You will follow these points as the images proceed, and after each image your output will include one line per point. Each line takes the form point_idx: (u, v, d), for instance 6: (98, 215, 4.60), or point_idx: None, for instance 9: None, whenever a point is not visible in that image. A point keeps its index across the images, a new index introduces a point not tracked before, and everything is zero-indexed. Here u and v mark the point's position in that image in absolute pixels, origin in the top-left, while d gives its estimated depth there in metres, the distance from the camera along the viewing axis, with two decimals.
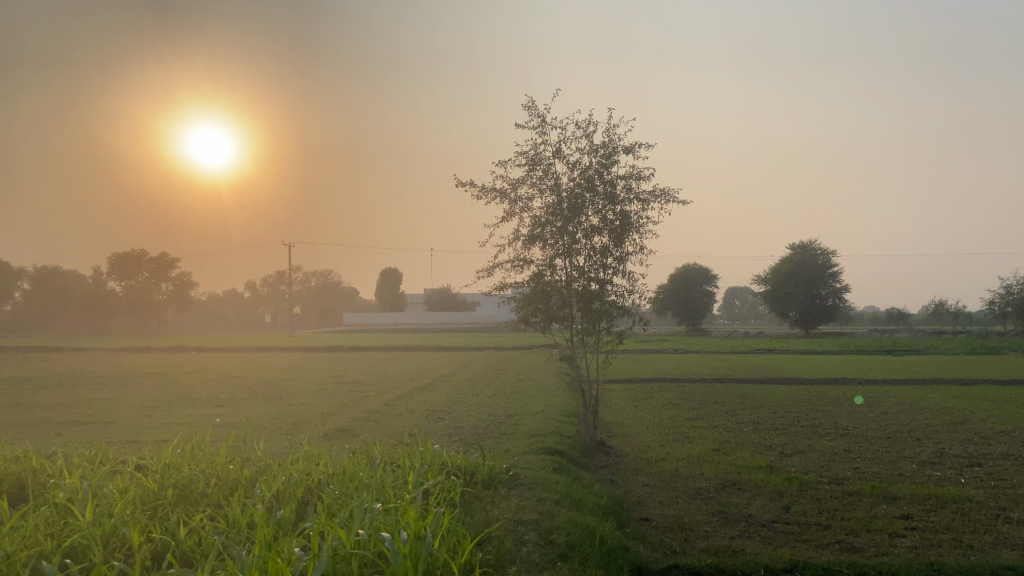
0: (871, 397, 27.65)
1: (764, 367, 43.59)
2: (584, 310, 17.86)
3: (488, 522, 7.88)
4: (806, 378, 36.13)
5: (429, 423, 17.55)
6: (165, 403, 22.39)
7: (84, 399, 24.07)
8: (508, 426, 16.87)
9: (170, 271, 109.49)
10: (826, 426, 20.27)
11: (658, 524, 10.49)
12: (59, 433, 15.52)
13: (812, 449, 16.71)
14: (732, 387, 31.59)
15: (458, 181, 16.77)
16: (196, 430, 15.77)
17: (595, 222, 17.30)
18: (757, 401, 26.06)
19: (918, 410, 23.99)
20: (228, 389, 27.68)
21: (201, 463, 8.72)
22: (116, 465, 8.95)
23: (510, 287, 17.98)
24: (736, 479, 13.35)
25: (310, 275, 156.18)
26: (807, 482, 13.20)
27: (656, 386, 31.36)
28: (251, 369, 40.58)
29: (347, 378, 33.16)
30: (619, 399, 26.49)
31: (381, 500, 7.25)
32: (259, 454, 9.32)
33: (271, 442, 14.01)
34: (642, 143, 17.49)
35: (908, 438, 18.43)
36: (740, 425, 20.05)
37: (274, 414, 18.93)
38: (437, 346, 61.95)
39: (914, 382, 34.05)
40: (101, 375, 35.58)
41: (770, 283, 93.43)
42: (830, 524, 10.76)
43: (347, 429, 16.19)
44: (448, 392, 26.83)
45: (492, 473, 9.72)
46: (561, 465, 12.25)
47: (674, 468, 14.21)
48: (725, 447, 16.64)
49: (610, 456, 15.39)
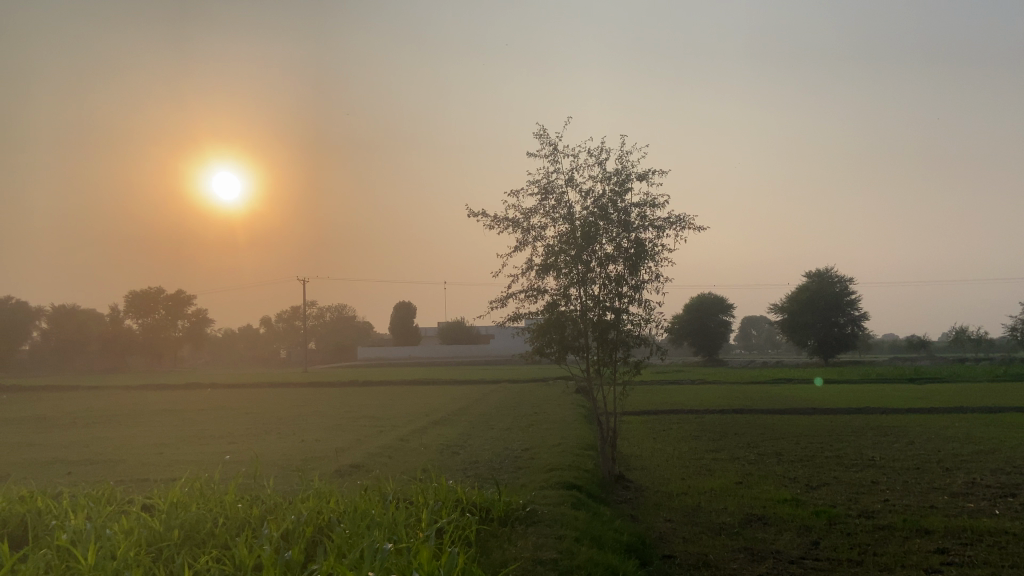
0: (896, 426, 27.05)
1: (784, 397, 42.93)
2: (600, 340, 17.61)
3: (505, 562, 7.58)
4: (827, 407, 35.57)
5: (444, 458, 17.25)
6: (177, 440, 22.21)
7: (98, 437, 24.02)
8: (524, 461, 16.52)
9: (186, 307, 113.32)
10: (852, 457, 19.76)
11: (682, 561, 10.10)
12: (70, 472, 15.40)
13: (840, 481, 16.25)
14: (752, 418, 30.98)
15: (470, 211, 16.70)
16: (207, 468, 15.60)
17: (609, 251, 17.10)
18: (780, 432, 25.55)
19: (945, 439, 23.42)
20: (242, 425, 27.55)
21: (209, 502, 8.48)
22: (123, 505, 8.73)
23: (524, 318, 17.76)
24: (762, 514, 12.91)
25: (325, 311, 156.91)
26: (835, 516, 12.74)
27: (675, 418, 30.89)
28: (264, 405, 40.54)
29: (361, 413, 32.96)
30: (637, 431, 26.03)
31: (393, 540, 6.95)
32: (268, 492, 9.09)
33: (282, 480, 13.77)
34: (655, 170, 17.38)
35: (937, 468, 17.91)
36: (763, 457, 19.56)
37: (286, 450, 18.75)
38: (452, 380, 61.65)
39: (938, 410, 33.31)
40: (116, 413, 35.57)
41: (786, 311, 92.53)
42: (862, 560, 10.33)
43: (359, 464, 15.96)
44: (463, 426, 26.54)
45: (508, 509, 9.40)
46: (580, 500, 11.92)
47: (696, 502, 13.82)
48: (748, 479, 16.21)
49: (629, 490, 15.01)
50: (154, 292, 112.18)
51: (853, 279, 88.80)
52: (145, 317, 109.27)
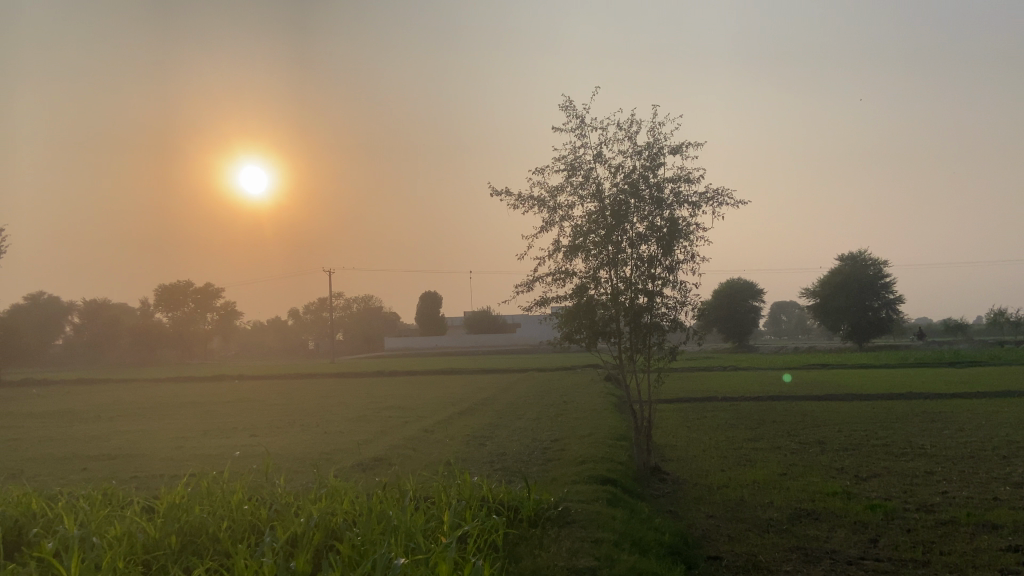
0: (943, 412, 25.87)
1: (820, 383, 41.67)
2: (633, 325, 16.77)
3: (536, 572, 6.82)
4: (866, 393, 34.31)
5: (469, 451, 16.53)
6: (199, 433, 21.82)
7: (120, 432, 23.72)
8: (554, 453, 15.75)
9: (216, 300, 115.41)
10: (900, 445, 18.74)
11: (730, 563, 9.29)
12: (85, 469, 15.01)
13: (891, 471, 15.26)
14: (790, 405, 29.91)
15: (495, 190, 15.97)
16: (222, 463, 15.09)
17: (641, 230, 16.22)
18: (820, 419, 24.50)
19: (997, 425, 22.22)
20: (266, 418, 27.17)
21: (216, 502, 7.93)
22: (123, 507, 8.23)
23: (552, 302, 17.01)
24: (813, 509, 12.00)
25: (352, 302, 157.69)
26: (892, 510, 11.81)
27: (709, 405, 29.91)
28: (290, 396, 40.27)
29: (388, 404, 32.54)
30: (670, 420, 25.14)
31: (407, 550, 6.23)
32: (278, 491, 8.44)
33: (297, 476, 13.20)
34: (689, 142, 16.47)
35: (993, 457, 16.82)
36: (806, 447, 18.59)
37: (306, 443, 18.20)
38: (479, 369, 61.16)
39: (984, 395, 31.92)
40: (143, 406, 35.50)
41: (819, 296, 90.55)
42: (928, 560, 9.40)
43: (382, 458, 15.38)
44: (490, 416, 25.89)
45: (539, 508, 8.64)
46: (616, 496, 11.13)
47: (739, 496, 12.97)
48: (792, 470, 15.31)
49: (666, 484, 14.19)
50: (184, 285, 114.85)
51: (888, 262, 86.55)
52: (173, 310, 110.50)
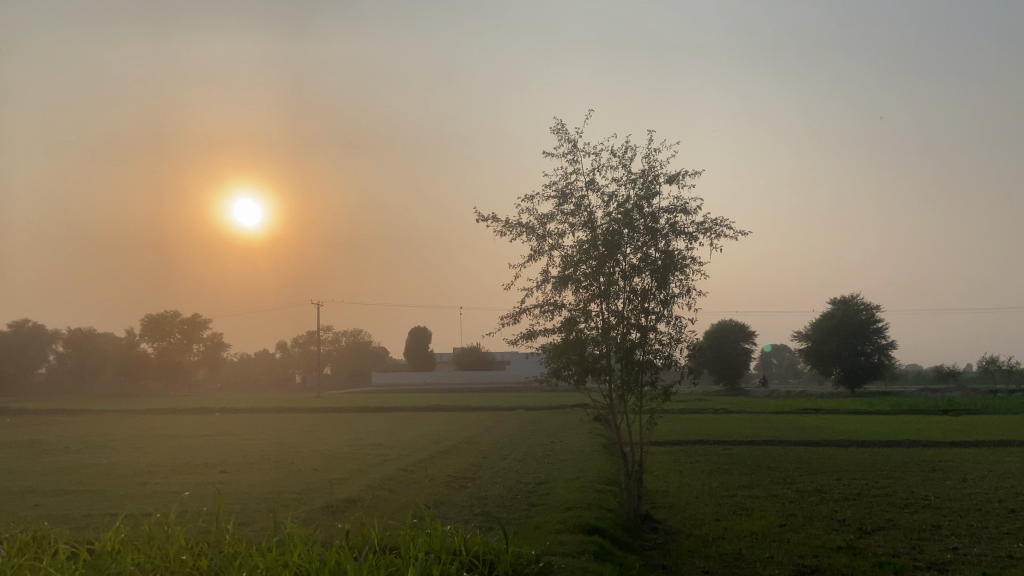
0: (943, 461, 25.03)
1: (813, 428, 40.83)
2: (624, 362, 15.95)
3: None
4: (861, 440, 33.47)
5: (448, 493, 15.62)
6: (165, 468, 20.83)
7: (86, 465, 22.72)
8: (539, 498, 14.85)
9: (203, 330, 114.25)
10: (903, 495, 17.90)
11: None
12: (34, 506, 14.05)
13: (895, 524, 14.39)
14: (784, 450, 29.00)
15: (482, 216, 15.31)
16: (181, 502, 14.17)
17: (635, 261, 15.51)
18: (816, 466, 23.66)
19: (999, 475, 21.40)
20: (241, 454, 26.20)
21: (151, 549, 7.01)
22: (44, 554, 7.27)
23: (539, 336, 16.23)
24: (816, 565, 11.11)
25: (341, 337, 156.50)
26: (902, 568, 10.94)
27: (701, 449, 28.99)
28: (272, 430, 39.28)
29: (371, 441, 31.59)
30: (661, 464, 24.21)
31: None
32: (225, 538, 7.51)
33: (258, 521, 12.27)
34: (686, 171, 15.88)
35: (1001, 510, 15.97)
36: (804, 496, 17.67)
37: (275, 482, 17.30)
38: (467, 406, 60.05)
39: (981, 444, 31.11)
40: (114, 438, 34.40)
41: (810, 339, 89.99)
42: None
43: (354, 499, 14.50)
44: (475, 455, 24.99)
45: (519, 563, 7.71)
46: (604, 547, 10.25)
47: (737, 549, 12.07)
48: (792, 521, 14.40)
49: (658, 534, 13.28)
50: (172, 316, 113.55)
51: (879, 307, 86.28)
52: (157, 339, 108.95)
